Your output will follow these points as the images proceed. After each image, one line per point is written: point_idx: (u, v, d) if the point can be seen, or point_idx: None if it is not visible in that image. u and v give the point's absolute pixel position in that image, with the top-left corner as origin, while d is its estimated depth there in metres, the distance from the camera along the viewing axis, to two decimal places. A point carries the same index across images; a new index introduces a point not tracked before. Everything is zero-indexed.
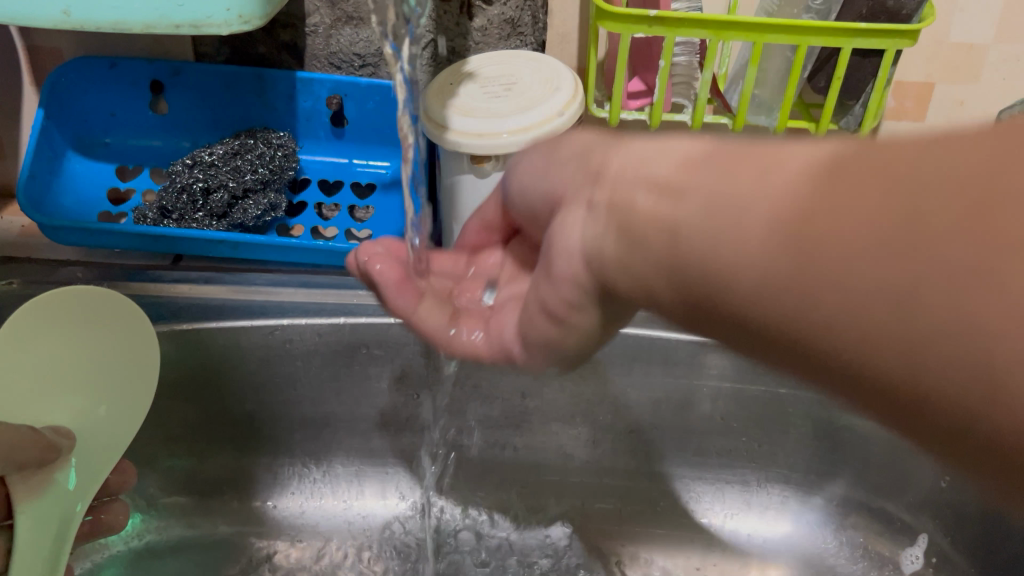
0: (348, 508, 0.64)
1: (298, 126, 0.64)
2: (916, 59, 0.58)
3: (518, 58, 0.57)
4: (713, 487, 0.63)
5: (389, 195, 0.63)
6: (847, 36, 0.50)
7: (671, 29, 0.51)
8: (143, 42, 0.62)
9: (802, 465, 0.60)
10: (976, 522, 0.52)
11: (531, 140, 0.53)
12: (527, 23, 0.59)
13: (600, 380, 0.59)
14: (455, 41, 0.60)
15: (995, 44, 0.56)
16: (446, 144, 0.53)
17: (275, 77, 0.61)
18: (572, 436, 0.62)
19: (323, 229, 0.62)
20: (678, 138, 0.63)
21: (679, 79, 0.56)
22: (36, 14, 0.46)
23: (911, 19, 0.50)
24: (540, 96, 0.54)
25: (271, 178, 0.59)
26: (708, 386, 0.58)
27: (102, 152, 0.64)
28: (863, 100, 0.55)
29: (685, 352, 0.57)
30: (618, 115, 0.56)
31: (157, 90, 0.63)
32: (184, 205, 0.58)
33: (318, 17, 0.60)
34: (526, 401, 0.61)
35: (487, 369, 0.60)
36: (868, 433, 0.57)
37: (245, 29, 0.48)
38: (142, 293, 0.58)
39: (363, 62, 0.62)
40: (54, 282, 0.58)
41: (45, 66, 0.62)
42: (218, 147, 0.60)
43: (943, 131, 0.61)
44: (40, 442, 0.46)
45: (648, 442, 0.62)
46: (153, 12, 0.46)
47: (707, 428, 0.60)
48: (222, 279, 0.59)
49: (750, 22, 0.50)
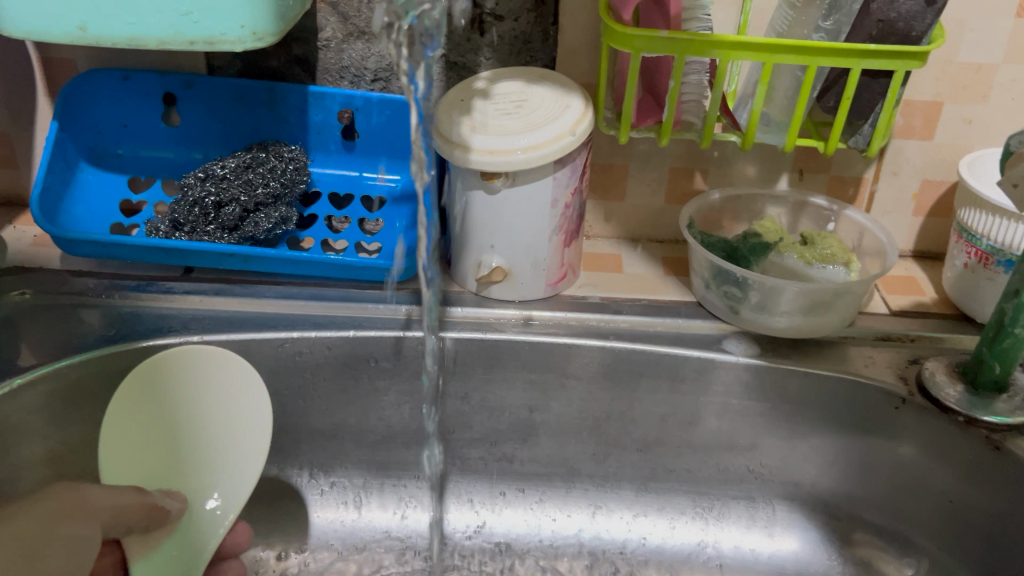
0: (354, 521, 0.64)
1: (309, 139, 0.65)
2: (925, 79, 0.58)
3: (528, 76, 0.58)
4: (719, 501, 0.63)
5: (399, 208, 0.64)
6: (857, 57, 0.50)
7: (682, 48, 0.52)
8: (156, 55, 0.62)
9: (808, 481, 0.61)
10: (982, 541, 0.53)
11: (542, 157, 0.53)
12: (538, 39, 0.60)
13: (608, 394, 0.60)
14: (466, 57, 0.61)
15: (1004, 64, 0.57)
16: (456, 161, 0.54)
17: (287, 91, 0.62)
18: (581, 450, 0.63)
19: (332, 242, 0.62)
20: (686, 154, 0.63)
21: (689, 97, 0.57)
22: (54, 29, 0.47)
23: (920, 40, 0.51)
24: (552, 114, 0.54)
25: (282, 191, 0.60)
26: (715, 401, 0.59)
27: (113, 163, 0.64)
28: (873, 120, 0.55)
29: (693, 369, 0.58)
30: (628, 132, 0.56)
31: (169, 102, 0.63)
32: (196, 219, 0.58)
33: (331, 31, 0.60)
34: (534, 414, 0.61)
35: (495, 383, 0.60)
36: (875, 451, 0.57)
37: (259, 45, 0.49)
38: (154, 306, 0.59)
39: (375, 76, 0.62)
40: (66, 293, 0.59)
41: (59, 77, 0.62)
42: (230, 160, 0.60)
43: (951, 150, 0.61)
44: (145, 504, 0.51)
45: (655, 457, 0.62)
46: (169, 28, 0.47)
47: (714, 442, 0.61)
48: (232, 291, 0.60)
49: (760, 42, 0.51)
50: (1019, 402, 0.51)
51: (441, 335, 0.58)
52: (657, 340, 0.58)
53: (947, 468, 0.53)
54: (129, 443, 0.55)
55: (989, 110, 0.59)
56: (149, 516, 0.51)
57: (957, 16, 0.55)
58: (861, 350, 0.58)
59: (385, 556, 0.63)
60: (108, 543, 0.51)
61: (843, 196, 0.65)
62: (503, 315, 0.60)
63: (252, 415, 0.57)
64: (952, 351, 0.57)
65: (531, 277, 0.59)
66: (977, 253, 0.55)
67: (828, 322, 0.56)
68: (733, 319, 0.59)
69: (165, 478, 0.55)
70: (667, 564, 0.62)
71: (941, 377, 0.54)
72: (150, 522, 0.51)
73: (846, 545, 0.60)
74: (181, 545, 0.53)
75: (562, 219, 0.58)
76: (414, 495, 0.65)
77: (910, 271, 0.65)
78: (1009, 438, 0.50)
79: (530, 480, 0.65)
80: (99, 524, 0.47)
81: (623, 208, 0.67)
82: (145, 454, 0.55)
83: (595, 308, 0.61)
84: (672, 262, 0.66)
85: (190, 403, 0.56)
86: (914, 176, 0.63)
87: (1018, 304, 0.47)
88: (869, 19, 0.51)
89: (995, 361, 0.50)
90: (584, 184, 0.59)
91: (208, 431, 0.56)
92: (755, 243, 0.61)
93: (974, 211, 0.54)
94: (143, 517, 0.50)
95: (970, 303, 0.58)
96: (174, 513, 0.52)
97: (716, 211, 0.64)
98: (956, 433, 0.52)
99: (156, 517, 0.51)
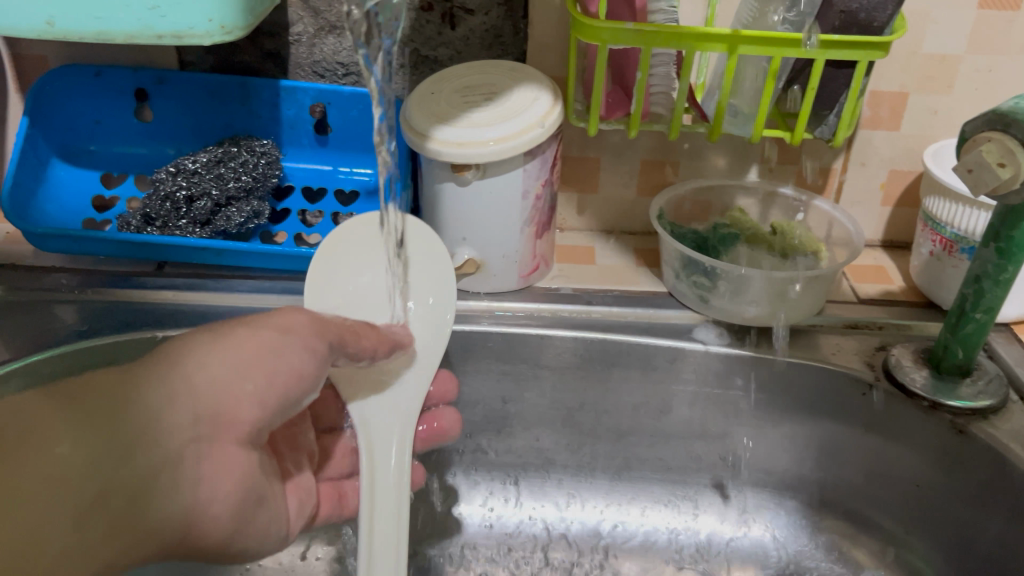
0: None
1: (281, 134, 0.65)
2: (890, 69, 0.59)
3: (498, 68, 0.58)
4: (692, 490, 0.63)
5: (372, 202, 0.64)
6: (820, 48, 0.51)
7: (648, 40, 0.52)
8: (128, 51, 0.62)
9: (779, 468, 0.61)
10: (946, 526, 0.53)
11: (511, 149, 0.53)
12: (508, 33, 0.60)
13: (581, 384, 0.60)
14: (437, 51, 0.61)
15: (967, 55, 0.58)
16: (427, 153, 0.54)
17: (259, 85, 0.62)
18: (555, 440, 0.63)
19: (306, 236, 0.63)
20: (658, 146, 0.64)
21: (658, 89, 0.57)
22: (19, 24, 0.47)
23: (882, 31, 0.51)
24: (519, 107, 0.55)
25: (255, 185, 0.60)
26: (687, 390, 0.59)
27: (85, 159, 0.64)
28: (837, 110, 0.56)
29: (665, 358, 0.58)
30: (595, 126, 0.57)
31: (142, 98, 0.63)
32: (168, 213, 0.59)
33: (302, 26, 0.60)
34: (507, 405, 0.62)
35: (469, 374, 0.60)
36: (844, 436, 0.58)
37: (227, 39, 0.49)
38: (128, 300, 0.59)
39: (346, 70, 0.63)
40: (39, 289, 0.59)
41: (31, 73, 0.62)
42: (201, 154, 0.61)
43: (918, 140, 0.62)
44: (377, 336, 0.49)
45: (627, 446, 0.63)
46: (136, 22, 0.47)
47: (687, 431, 0.61)
48: (205, 286, 0.60)
49: (725, 34, 0.51)
50: (982, 387, 0.52)
51: None
52: (628, 329, 0.59)
53: (914, 453, 0.54)
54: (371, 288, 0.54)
55: (954, 100, 0.60)
56: (375, 347, 0.49)
57: (920, 8, 0.56)
58: (830, 339, 0.58)
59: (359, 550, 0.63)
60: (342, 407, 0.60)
61: (812, 186, 0.66)
62: (477, 307, 0.60)
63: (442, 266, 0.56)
64: (917, 338, 0.58)
65: (503, 269, 0.60)
66: (942, 241, 0.56)
67: (796, 309, 0.57)
68: (700, 308, 0.59)
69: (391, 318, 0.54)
70: (643, 551, 0.62)
71: (907, 363, 0.55)
72: (375, 353, 0.49)
73: (816, 532, 0.61)
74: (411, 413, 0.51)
75: (532, 211, 0.58)
76: None
77: (879, 260, 0.66)
78: (973, 423, 0.51)
79: (505, 470, 0.65)
80: (326, 342, 0.46)
81: (596, 200, 0.67)
82: (349, 289, 0.54)
83: (567, 299, 0.61)
84: (645, 254, 0.67)
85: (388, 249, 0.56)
86: (881, 166, 0.64)
87: (978, 290, 0.48)
88: (832, 10, 0.51)
89: (958, 346, 0.51)
90: (554, 176, 0.59)
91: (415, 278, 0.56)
92: (725, 233, 0.61)
93: (939, 198, 0.55)
94: (377, 344, 0.49)
95: (936, 291, 0.59)
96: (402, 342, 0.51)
97: (688, 203, 0.65)
98: (922, 417, 0.53)
99: (383, 350, 0.49)
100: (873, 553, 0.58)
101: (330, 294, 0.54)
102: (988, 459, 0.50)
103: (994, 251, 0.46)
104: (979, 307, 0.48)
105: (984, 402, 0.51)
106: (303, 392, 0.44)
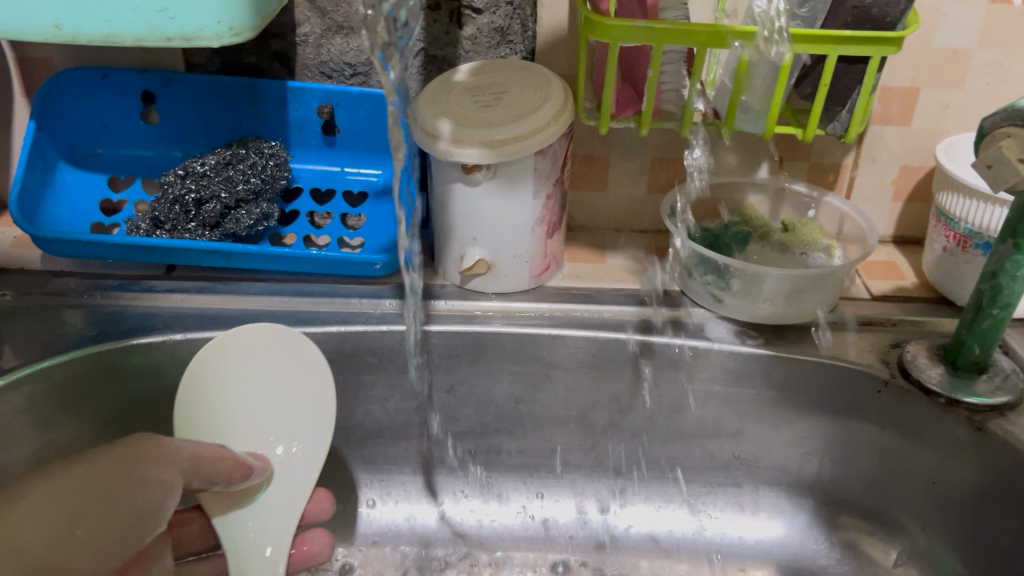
0: (343, 516, 0.64)
1: (289, 135, 0.65)
2: (901, 64, 0.58)
3: (507, 67, 0.58)
4: (706, 489, 0.63)
5: (382, 203, 0.64)
6: (832, 43, 0.51)
7: (659, 37, 0.52)
8: (133, 53, 0.62)
9: (795, 466, 0.61)
10: (964, 526, 0.53)
11: (520, 148, 0.53)
12: (516, 31, 0.60)
13: (594, 384, 0.60)
14: (445, 50, 0.61)
15: (978, 49, 0.57)
16: (437, 154, 0.54)
17: (266, 87, 0.62)
18: (567, 440, 0.63)
19: (315, 238, 0.63)
20: (667, 143, 0.63)
21: (668, 87, 0.57)
22: (28, 26, 0.46)
23: (895, 26, 0.51)
24: (530, 106, 0.54)
25: (263, 186, 0.59)
26: (699, 390, 0.59)
27: (93, 162, 0.64)
28: (850, 106, 0.55)
29: (677, 357, 0.58)
30: (606, 124, 0.57)
31: (148, 100, 0.63)
32: (176, 216, 0.58)
33: (309, 27, 0.60)
34: (520, 407, 0.61)
35: (481, 375, 0.60)
36: (860, 434, 0.57)
37: (236, 40, 0.49)
38: (137, 305, 0.59)
39: (354, 70, 0.62)
40: (48, 294, 0.59)
41: (37, 77, 0.62)
42: (209, 156, 0.60)
43: (929, 135, 0.62)
44: (231, 460, 0.50)
45: (641, 446, 0.62)
46: (144, 25, 0.47)
47: (700, 430, 0.61)
48: (214, 289, 0.60)
49: (737, 30, 0.51)
50: (999, 383, 0.52)
51: (426, 328, 0.58)
52: (641, 328, 0.58)
53: (930, 451, 0.54)
54: (212, 405, 0.55)
55: (965, 94, 0.59)
56: (232, 471, 0.50)
57: (932, 2, 0.56)
58: (844, 335, 0.58)
59: (374, 551, 0.63)
60: (195, 508, 0.54)
61: (823, 182, 0.65)
62: (486, 307, 0.60)
63: (321, 392, 0.57)
64: (932, 334, 0.58)
65: (514, 268, 0.60)
66: (956, 236, 0.56)
67: (808, 307, 0.57)
68: (716, 307, 0.59)
69: (228, 430, 0.55)
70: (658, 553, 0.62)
71: (922, 359, 0.54)
72: (232, 476, 0.50)
73: (832, 530, 0.61)
74: (263, 529, 0.53)
75: (543, 211, 0.58)
76: (403, 490, 0.65)
77: (892, 256, 0.66)
78: (991, 420, 0.51)
79: (518, 472, 0.65)
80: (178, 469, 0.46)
81: (605, 198, 0.67)
82: (234, 401, 0.56)
83: (578, 299, 0.61)
84: (656, 252, 0.67)
85: (273, 368, 0.56)
86: (893, 161, 0.63)
87: (996, 285, 0.47)
88: (844, 5, 0.51)
89: (975, 342, 0.51)
90: (565, 175, 0.59)
91: (289, 401, 0.57)
92: (737, 230, 0.61)
93: (953, 194, 0.55)
94: (228, 469, 0.50)
95: (951, 286, 0.58)
96: (257, 468, 0.52)
97: (698, 201, 0.65)
98: (937, 415, 0.53)
99: (240, 474, 0.51)
100: (891, 548, 0.58)
101: (198, 424, 0.55)
102: (1004, 458, 0.50)
103: (1012, 246, 0.46)
104: (996, 302, 0.48)
105: (1002, 399, 0.51)
106: (149, 524, 0.44)
